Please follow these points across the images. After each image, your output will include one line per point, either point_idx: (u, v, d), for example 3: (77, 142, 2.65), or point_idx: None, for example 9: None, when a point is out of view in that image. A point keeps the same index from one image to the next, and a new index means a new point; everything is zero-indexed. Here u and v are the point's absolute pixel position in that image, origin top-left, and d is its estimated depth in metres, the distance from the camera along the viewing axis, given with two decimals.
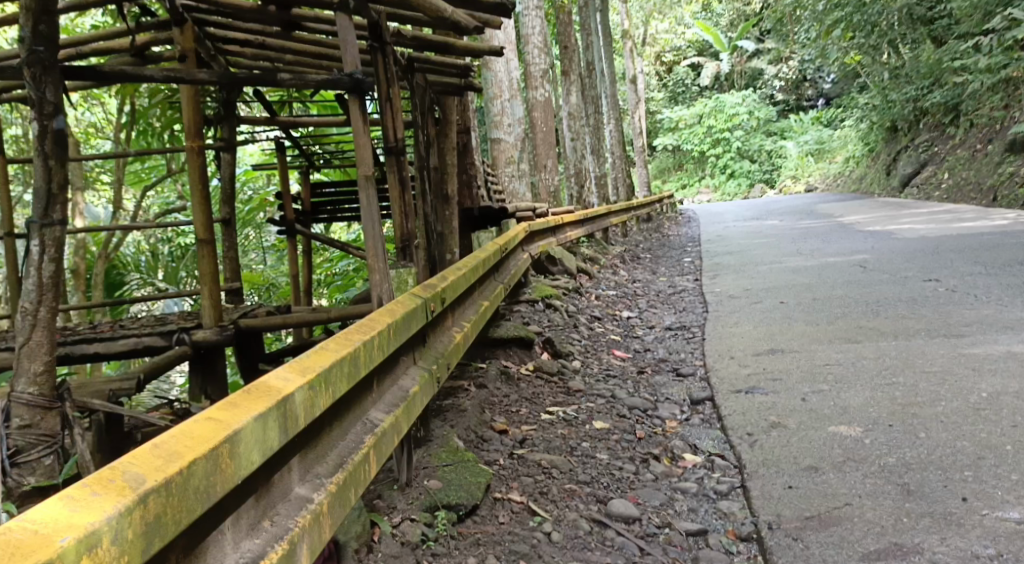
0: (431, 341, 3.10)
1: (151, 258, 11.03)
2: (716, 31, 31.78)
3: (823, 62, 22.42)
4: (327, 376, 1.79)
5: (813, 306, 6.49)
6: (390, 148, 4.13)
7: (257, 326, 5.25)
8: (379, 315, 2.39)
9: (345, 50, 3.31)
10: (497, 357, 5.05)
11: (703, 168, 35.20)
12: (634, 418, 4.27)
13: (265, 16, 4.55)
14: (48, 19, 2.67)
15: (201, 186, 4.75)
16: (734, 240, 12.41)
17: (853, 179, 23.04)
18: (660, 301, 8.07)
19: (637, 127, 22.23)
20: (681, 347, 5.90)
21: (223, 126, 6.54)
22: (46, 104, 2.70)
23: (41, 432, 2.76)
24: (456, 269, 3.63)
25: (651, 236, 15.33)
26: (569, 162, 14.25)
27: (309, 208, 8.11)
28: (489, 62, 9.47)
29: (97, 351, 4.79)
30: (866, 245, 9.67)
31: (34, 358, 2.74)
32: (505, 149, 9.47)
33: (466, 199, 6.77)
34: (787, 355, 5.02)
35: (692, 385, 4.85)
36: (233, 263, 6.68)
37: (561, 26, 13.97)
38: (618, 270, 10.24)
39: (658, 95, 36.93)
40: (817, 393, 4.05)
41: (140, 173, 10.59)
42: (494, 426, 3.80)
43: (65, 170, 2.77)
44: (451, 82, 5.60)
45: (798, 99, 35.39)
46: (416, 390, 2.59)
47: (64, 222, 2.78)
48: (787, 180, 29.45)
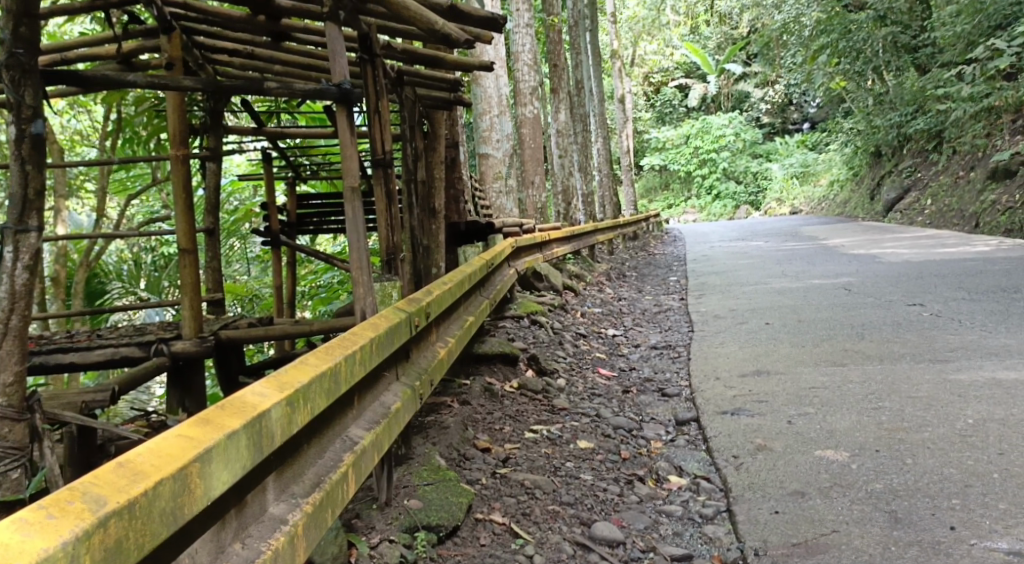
0: (414, 357, 3.05)
1: (134, 267, 10.92)
2: (703, 54, 32.04)
3: (809, 86, 22.63)
4: (306, 392, 1.74)
5: (798, 327, 6.48)
6: (377, 160, 4.09)
7: (238, 337, 5.17)
8: (361, 329, 2.35)
9: (333, 60, 3.27)
10: (481, 373, 5.00)
11: (689, 189, 35.38)
12: (619, 437, 4.23)
13: (254, 26, 4.51)
14: (29, 23, 2.65)
15: (185, 196, 4.69)
16: (720, 260, 12.45)
17: (837, 203, 23.23)
18: (645, 320, 8.05)
19: (625, 146, 22.35)
20: (666, 366, 5.87)
21: (209, 136, 6.48)
22: (24, 107, 2.66)
23: (9, 445, 2.63)
24: (441, 283, 3.59)
25: (637, 255, 15.36)
26: (556, 180, 14.27)
27: (294, 219, 8.05)
28: (479, 77, 9.49)
29: (73, 361, 4.69)
30: (851, 268, 9.71)
31: (3, 367, 2.66)
32: (494, 164, 9.47)
33: (453, 213, 6.74)
34: (773, 376, 5.00)
35: (677, 405, 4.82)
36: (216, 274, 6.60)
37: (551, 45, 14.03)
38: (604, 287, 10.23)
39: (646, 115, 37.14)
40: (803, 416, 4.02)
41: (125, 181, 10.49)
42: (477, 444, 3.74)
43: (43, 175, 2.72)
44: (441, 95, 5.56)
45: (783, 122, 35.71)
46: (398, 407, 2.54)
47: (39, 229, 2.71)
48: (772, 203, 29.64)
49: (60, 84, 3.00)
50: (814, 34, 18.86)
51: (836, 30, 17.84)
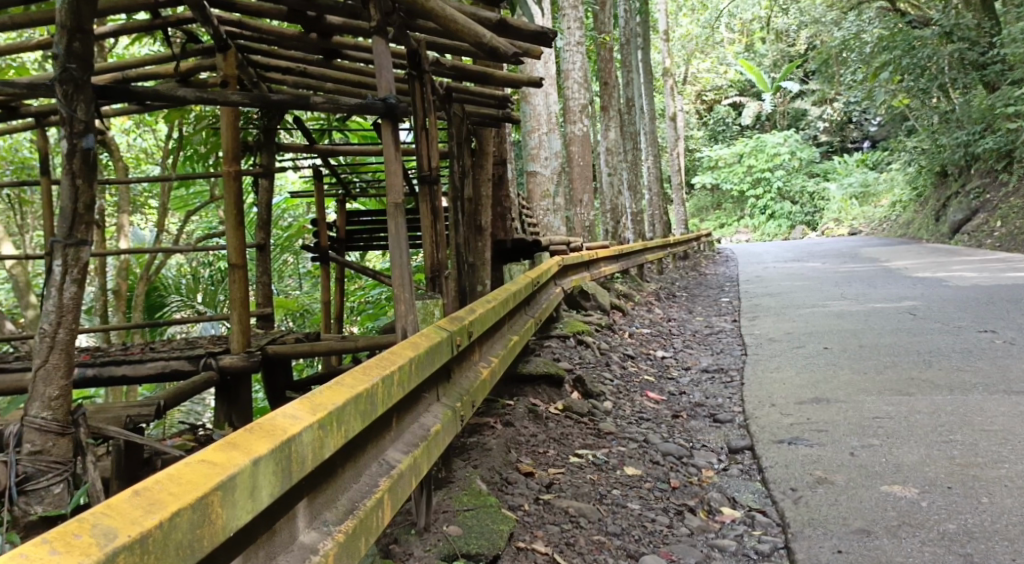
0: (456, 378, 2.99)
1: (191, 281, 11.13)
2: (758, 72, 31.61)
3: (870, 104, 22.14)
4: (339, 414, 1.68)
5: (859, 353, 6.26)
6: (423, 176, 4.06)
7: (284, 353, 5.18)
8: (400, 349, 2.29)
9: (380, 74, 3.25)
10: (525, 394, 4.91)
11: (743, 208, 34.91)
12: (668, 465, 4.11)
13: (306, 43, 4.53)
14: (83, 38, 2.64)
15: (236, 212, 4.72)
16: (775, 282, 12.19)
17: (900, 225, 22.66)
18: (696, 342, 7.88)
19: (676, 165, 22.11)
20: (718, 391, 5.70)
21: (262, 152, 6.55)
22: (76, 122, 2.67)
23: (51, 459, 2.65)
24: (485, 302, 3.53)
25: (687, 274, 15.16)
26: (606, 198, 14.16)
27: (344, 236, 8.09)
28: (529, 95, 9.46)
29: (125, 373, 4.71)
30: (915, 291, 9.39)
31: (50, 382, 2.65)
32: (541, 182, 9.35)
33: (500, 231, 6.69)
34: (832, 405, 4.82)
35: (730, 432, 4.67)
36: (266, 289, 6.63)
37: (602, 63, 13.96)
38: (653, 308, 10.09)
39: (698, 134, 36.82)
40: (866, 448, 3.86)
41: (184, 197, 10.71)
42: (520, 468, 3.66)
43: (92, 189, 2.71)
44: (489, 112, 5.52)
45: (842, 140, 35.05)
46: (437, 429, 2.48)
47: (88, 243, 2.70)
48: (830, 223, 29.06)
49: (113, 98, 3.02)
50: (876, 50, 18.43)
51: (899, 47, 17.41)
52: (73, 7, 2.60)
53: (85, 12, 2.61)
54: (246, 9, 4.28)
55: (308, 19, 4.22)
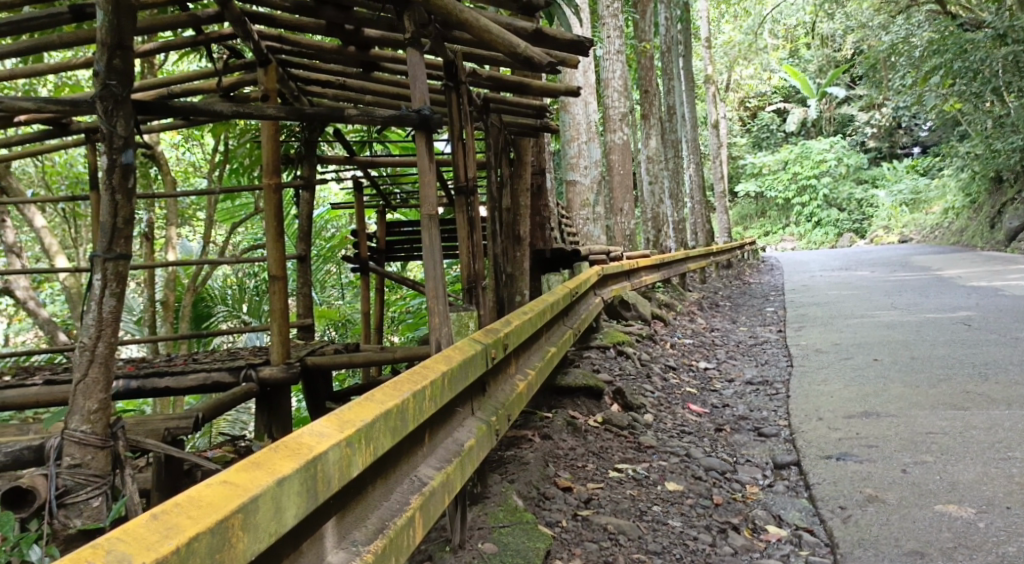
0: (492, 391, 2.95)
1: (237, 291, 11.29)
2: (803, 78, 31.17)
3: (920, 109, 21.70)
4: (369, 431, 1.67)
5: (910, 365, 6.13)
6: (460, 187, 4.07)
7: (323, 364, 5.20)
8: (434, 362, 2.27)
9: (414, 85, 3.25)
10: (563, 406, 4.86)
11: (787, 216, 34.43)
12: (711, 480, 4.07)
13: (345, 56, 4.56)
14: (123, 54, 2.66)
15: (276, 224, 4.75)
16: (822, 291, 11.99)
17: (953, 232, 22.14)
18: (739, 353, 7.77)
19: (719, 172, 21.85)
20: (763, 404, 5.61)
21: (303, 165, 6.61)
22: (116, 137, 2.70)
23: (91, 472, 2.66)
24: (522, 313, 3.49)
25: (730, 283, 14.97)
26: (647, 207, 14.07)
27: (384, 246, 8.12)
28: (568, 104, 9.42)
29: (168, 386, 4.74)
30: (969, 301, 9.17)
31: (89, 395, 2.68)
32: (580, 191, 9.27)
33: (539, 241, 6.67)
34: (882, 420, 4.74)
35: (775, 446, 4.61)
36: (306, 300, 6.67)
37: (642, 71, 13.87)
38: (696, 317, 9.97)
39: (741, 140, 36.41)
40: (919, 465, 3.94)
41: (230, 210, 10.87)
42: (558, 482, 3.63)
43: (131, 203, 2.74)
44: (527, 122, 5.50)
45: (891, 146, 34.40)
46: (471, 444, 2.45)
47: (127, 257, 2.74)
48: (879, 231, 28.54)
49: (153, 113, 3.05)
50: (926, 54, 18.05)
51: (950, 50, 17.01)
52: (114, 24, 2.62)
53: (126, 30, 2.63)
54: (286, 24, 4.30)
55: (346, 33, 4.24)
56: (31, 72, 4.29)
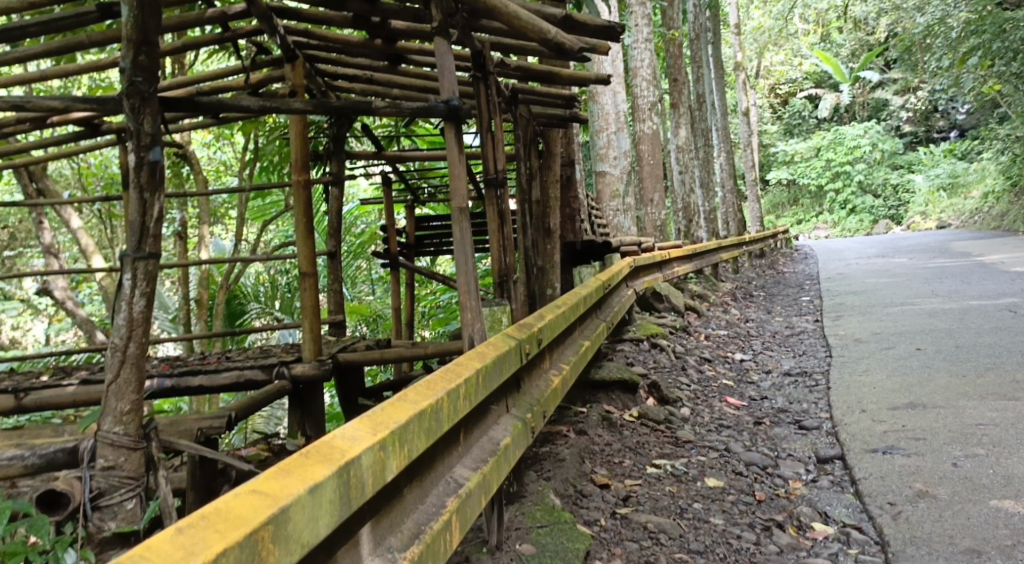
0: (526, 388, 2.88)
1: (270, 288, 11.34)
2: (835, 62, 30.66)
3: (957, 92, 21.21)
4: (403, 432, 1.60)
5: (955, 354, 5.96)
6: (489, 180, 4.01)
7: (355, 360, 5.17)
8: (466, 360, 2.20)
9: (442, 75, 3.18)
10: (598, 400, 4.78)
11: (821, 204, 33.93)
12: (752, 476, 3.97)
13: (371, 49, 4.51)
14: (148, 51, 2.63)
15: (305, 220, 4.72)
16: (859, 279, 11.75)
17: (993, 217, 21.65)
18: (776, 344, 7.62)
19: (750, 160, 21.53)
20: (802, 396, 5.48)
21: (331, 161, 6.57)
22: (143, 135, 2.66)
23: (124, 475, 2.62)
24: (555, 306, 3.42)
25: (764, 273, 14.76)
26: (677, 197, 13.89)
27: (413, 241, 8.07)
28: (596, 94, 9.30)
29: (201, 383, 4.72)
30: (1014, 287, 8.92)
31: (122, 396, 2.64)
32: (611, 182, 9.30)
33: (569, 233, 6.59)
34: (929, 411, 4.61)
35: (818, 440, 4.50)
36: (337, 296, 6.64)
37: (671, 59, 13.69)
38: (730, 308, 9.81)
39: (772, 128, 35.94)
40: (970, 458, 3.81)
41: (262, 207, 10.89)
42: (595, 479, 3.56)
43: (160, 202, 2.70)
44: (556, 113, 5.38)
45: (927, 130, 33.72)
46: (507, 443, 2.38)
47: (156, 255, 2.70)
48: (916, 217, 27.98)
49: (179, 110, 3.02)
50: (963, 35, 17.61)
51: (988, 30, 16.57)
52: (138, 21, 2.59)
53: (150, 26, 2.61)
54: (312, 18, 4.24)
55: (373, 25, 4.18)
56: (59, 73, 4.28)
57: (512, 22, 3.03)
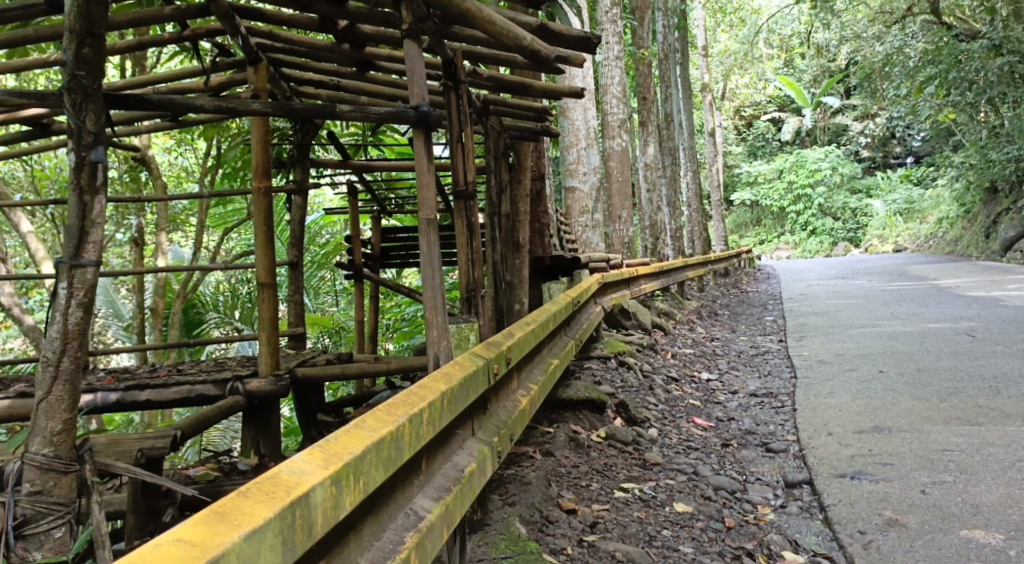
0: (493, 409, 2.75)
1: (230, 298, 11.08)
2: (798, 88, 31.07)
3: (915, 119, 21.58)
4: (359, 464, 1.46)
5: (918, 377, 5.94)
6: (459, 191, 3.89)
7: (314, 375, 4.99)
8: (432, 381, 2.06)
9: (411, 80, 3.04)
10: (565, 420, 4.65)
11: (783, 225, 34.32)
12: (721, 501, 3.87)
13: (338, 54, 4.36)
14: (92, 43, 2.46)
15: (266, 229, 4.54)
16: (821, 300, 11.81)
17: (947, 242, 22.04)
18: (741, 363, 7.57)
19: (715, 180, 21.66)
20: (769, 418, 5.41)
21: (295, 169, 6.38)
22: (85, 133, 2.48)
23: (52, 501, 2.41)
24: (525, 324, 3.29)
25: (728, 292, 14.80)
26: (644, 215, 13.88)
27: (378, 252, 7.90)
28: (566, 109, 9.25)
29: (149, 398, 4.50)
30: (972, 311, 8.99)
31: (52, 416, 2.45)
32: (580, 198, 9.18)
33: (538, 247, 6.48)
34: (896, 435, 4.55)
35: (785, 464, 4.42)
36: (298, 308, 6.44)
37: (640, 78, 13.70)
38: (695, 326, 9.77)
39: (735, 149, 36.30)
40: (939, 485, 3.74)
41: (223, 215, 10.63)
42: (561, 504, 3.43)
43: (101, 205, 2.52)
44: (528, 125, 5.27)
45: (885, 156, 34.35)
46: (472, 470, 2.25)
47: (97, 263, 2.51)
48: (874, 240, 28.36)
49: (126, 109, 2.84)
50: (921, 64, 17.90)
51: (944, 60, 16.86)
52: (85, 10, 2.42)
53: (96, 17, 2.43)
54: (277, 19, 4.08)
55: (340, 30, 4.04)
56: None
57: (487, 27, 2.91)
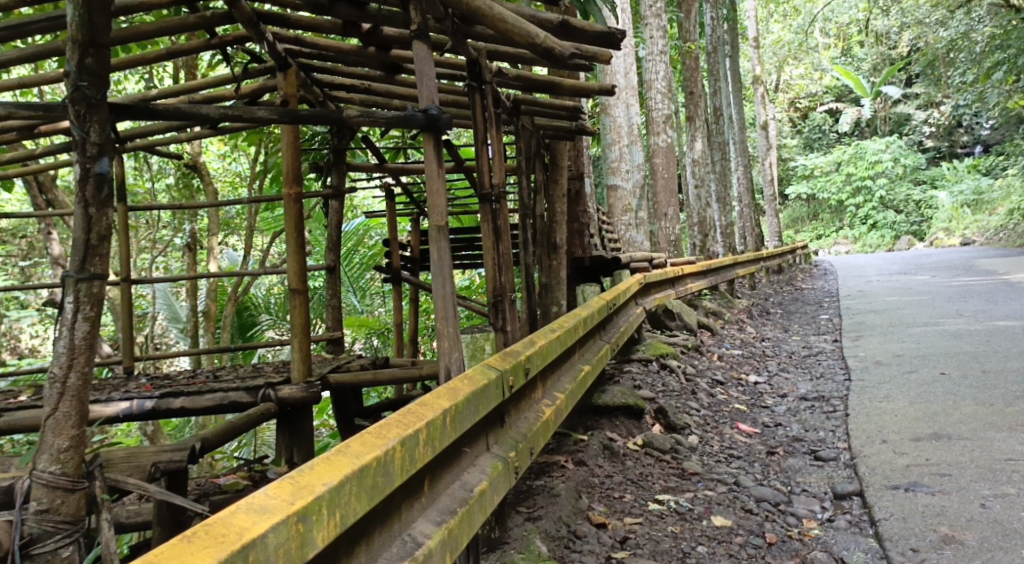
0: (512, 422, 2.64)
1: (280, 301, 11.18)
2: (857, 77, 30.25)
3: (981, 106, 20.79)
4: (329, 499, 1.51)
5: (981, 380, 5.65)
6: (484, 194, 3.80)
7: (347, 382, 4.93)
8: (435, 398, 1.99)
9: (421, 81, 3.00)
10: (601, 427, 4.52)
11: (841, 219, 33.46)
12: (763, 514, 3.71)
13: (365, 58, 4.28)
14: (95, 53, 2.47)
15: (297, 234, 4.43)
16: (881, 297, 11.39)
17: (1018, 234, 21.21)
18: (792, 365, 7.32)
19: (769, 174, 21.17)
20: (818, 424, 5.19)
21: (332, 173, 6.35)
22: (89, 145, 2.49)
23: (60, 519, 2.44)
24: (549, 330, 3.18)
25: (782, 289, 14.45)
26: (693, 212, 13.57)
27: (418, 255, 7.84)
28: (607, 106, 9.04)
29: (183, 406, 4.48)
30: None
31: (59, 432, 2.46)
32: (623, 196, 9.02)
33: (577, 248, 6.36)
34: (954, 443, 4.32)
35: (834, 473, 4.22)
36: (336, 312, 6.42)
37: (688, 72, 13.41)
38: (744, 326, 9.52)
39: (791, 141, 35.52)
40: (1001, 498, 3.52)
41: (271, 219, 10.69)
42: (591, 517, 3.33)
43: (107, 217, 2.53)
44: (563, 125, 5.13)
45: (950, 145, 33.23)
46: (483, 489, 2.14)
47: (103, 276, 2.52)
48: (939, 233, 27.44)
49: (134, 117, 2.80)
50: (989, 49, 17.23)
51: (1013, 45, 16.18)
52: (86, 19, 2.44)
53: (100, 27, 2.46)
54: (300, 25, 4.03)
55: (364, 33, 3.97)
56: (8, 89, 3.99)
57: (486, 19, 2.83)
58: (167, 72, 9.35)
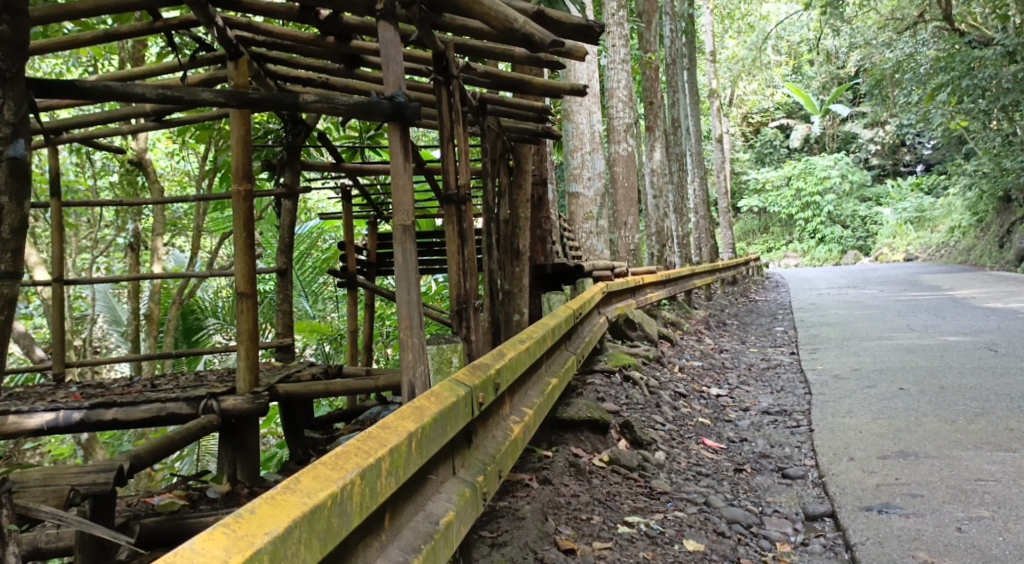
0: (479, 442, 2.41)
1: (228, 304, 10.77)
2: (807, 95, 30.59)
3: (925, 127, 21.07)
4: (271, 550, 1.26)
5: (941, 396, 5.57)
6: (450, 195, 3.57)
7: (297, 393, 4.62)
8: (400, 420, 1.76)
9: (386, 68, 2.81)
10: (566, 443, 4.32)
11: (791, 232, 33.82)
12: (735, 537, 3.53)
13: (323, 48, 4.03)
14: (10, 19, 2.30)
15: (245, 235, 4.09)
16: (833, 310, 11.39)
17: (959, 251, 21.67)
18: (752, 377, 7.20)
19: (723, 187, 21.22)
20: (784, 439, 5.05)
21: (285, 172, 6.03)
22: (3, 124, 2.29)
23: None
24: (518, 341, 2.97)
25: (736, 300, 14.47)
26: (652, 222, 13.45)
27: (375, 260, 7.54)
28: (569, 112, 8.88)
29: (115, 418, 4.15)
30: (990, 324, 8.59)
31: None
32: (584, 204, 8.86)
33: (540, 255, 6.15)
34: (923, 461, 4.19)
35: (804, 492, 4.06)
36: (287, 318, 6.11)
37: (647, 82, 13.31)
38: (702, 337, 9.41)
39: (743, 156, 35.85)
40: (976, 521, 3.39)
41: (220, 219, 10.27)
42: (558, 542, 3.12)
43: (21, 210, 2.31)
44: (529, 127, 4.94)
45: (895, 163, 33.85)
46: (450, 520, 1.91)
47: (13, 276, 2.30)
48: (884, 248, 27.88)
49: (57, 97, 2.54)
50: (933, 71, 17.41)
51: (956, 68, 16.31)
52: None
53: None
54: (252, 7, 3.72)
55: (322, 20, 3.72)
56: None
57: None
58: (112, 64, 8.92)
